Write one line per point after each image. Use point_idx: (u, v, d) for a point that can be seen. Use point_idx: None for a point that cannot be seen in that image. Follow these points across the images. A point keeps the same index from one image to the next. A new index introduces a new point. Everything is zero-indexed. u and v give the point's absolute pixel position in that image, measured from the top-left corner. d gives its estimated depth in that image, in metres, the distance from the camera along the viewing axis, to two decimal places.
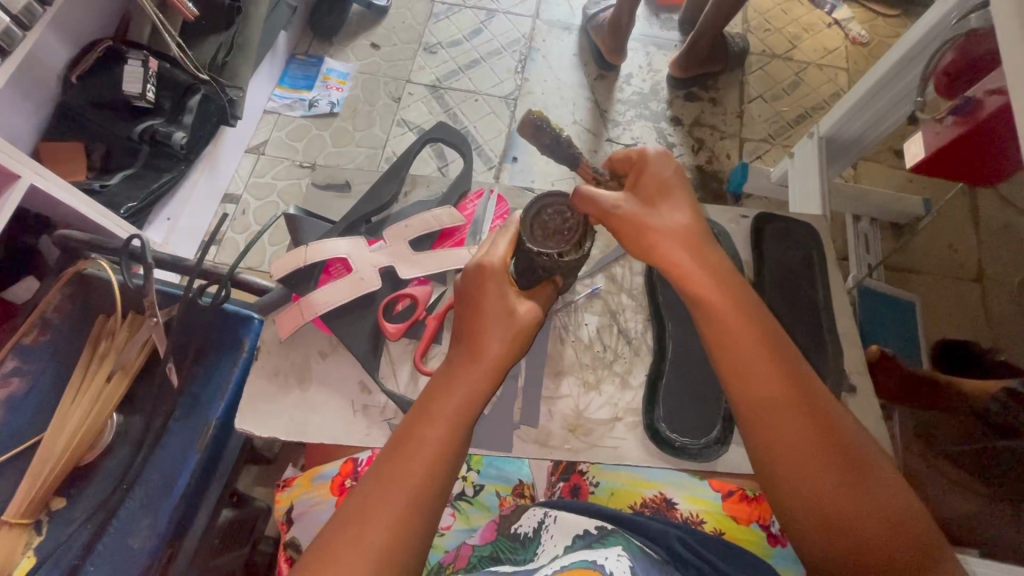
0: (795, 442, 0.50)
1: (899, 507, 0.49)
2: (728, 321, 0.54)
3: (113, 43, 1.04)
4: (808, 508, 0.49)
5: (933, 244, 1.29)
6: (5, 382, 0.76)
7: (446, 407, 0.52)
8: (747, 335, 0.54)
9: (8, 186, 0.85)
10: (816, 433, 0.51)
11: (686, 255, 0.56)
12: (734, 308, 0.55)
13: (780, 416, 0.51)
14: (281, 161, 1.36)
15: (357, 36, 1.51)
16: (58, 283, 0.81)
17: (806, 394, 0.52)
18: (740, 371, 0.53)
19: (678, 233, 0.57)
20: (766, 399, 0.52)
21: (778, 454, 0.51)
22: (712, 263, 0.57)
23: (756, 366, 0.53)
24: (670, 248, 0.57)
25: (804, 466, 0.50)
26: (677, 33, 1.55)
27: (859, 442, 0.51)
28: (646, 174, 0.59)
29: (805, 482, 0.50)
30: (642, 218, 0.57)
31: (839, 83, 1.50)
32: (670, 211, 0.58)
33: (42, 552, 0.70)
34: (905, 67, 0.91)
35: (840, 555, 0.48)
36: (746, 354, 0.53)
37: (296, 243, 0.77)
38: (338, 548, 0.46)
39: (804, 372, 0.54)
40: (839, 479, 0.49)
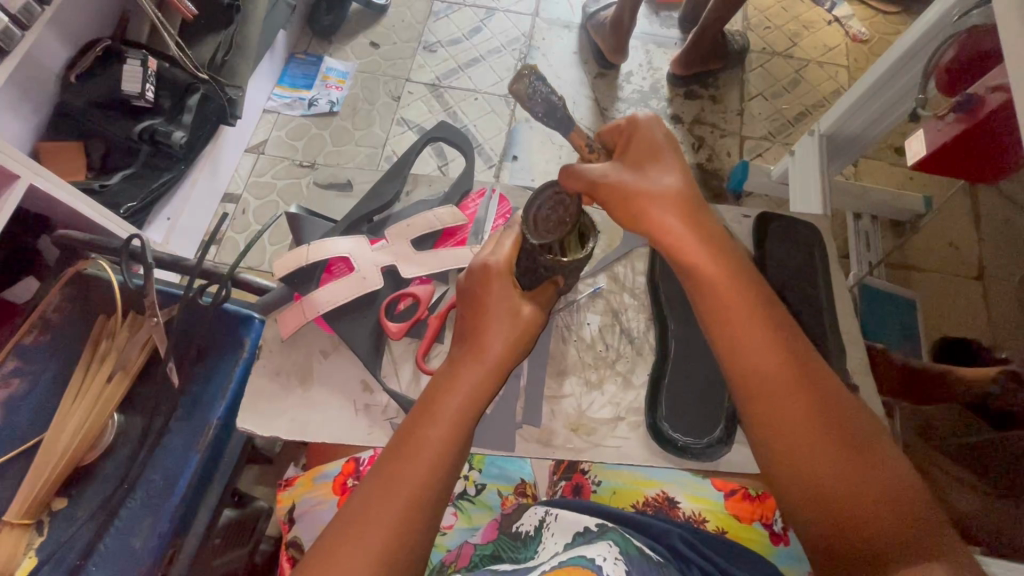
0: (788, 411, 0.51)
1: (895, 481, 0.48)
2: (723, 291, 0.54)
3: (113, 43, 1.04)
4: (796, 474, 0.49)
5: (933, 242, 1.30)
6: (5, 382, 0.76)
7: (448, 404, 0.52)
8: (741, 305, 0.54)
9: (8, 186, 0.85)
10: (810, 404, 0.51)
11: (677, 219, 0.56)
12: (730, 279, 0.55)
13: (774, 387, 0.52)
14: (281, 161, 1.36)
15: (357, 34, 1.51)
16: (58, 284, 0.81)
17: (802, 368, 0.52)
18: (733, 341, 0.54)
19: (669, 197, 0.56)
20: (760, 369, 0.52)
21: (770, 424, 0.51)
22: (708, 231, 0.56)
23: (750, 338, 0.53)
24: (660, 214, 0.56)
25: (797, 436, 0.50)
26: (677, 31, 1.54)
27: (855, 415, 0.51)
28: (635, 141, 0.58)
29: (795, 447, 0.50)
30: (632, 186, 0.56)
31: (839, 80, 1.50)
32: (663, 174, 0.57)
33: (43, 553, 0.70)
34: (907, 64, 0.90)
35: (829, 526, 0.48)
36: (740, 325, 0.54)
37: (297, 242, 0.76)
38: (339, 549, 0.46)
39: (801, 345, 0.54)
40: (829, 447, 0.49)
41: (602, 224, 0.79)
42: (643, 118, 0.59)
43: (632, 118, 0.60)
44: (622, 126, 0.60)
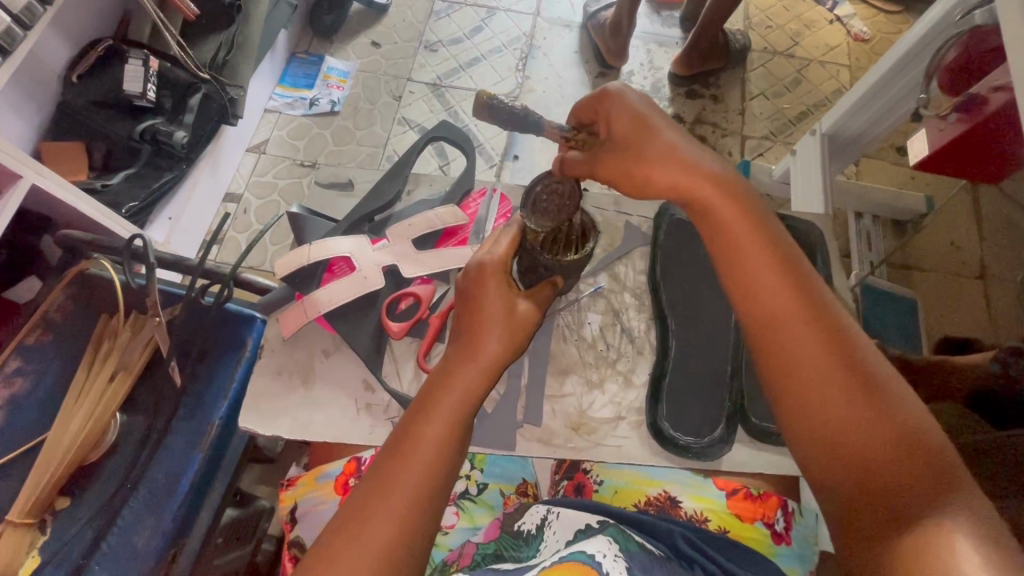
0: (804, 357, 0.50)
1: (917, 430, 0.46)
2: (737, 241, 0.55)
3: (114, 43, 1.04)
4: (803, 409, 0.49)
5: (934, 242, 1.30)
6: (7, 382, 0.76)
7: (445, 401, 0.52)
8: (755, 248, 0.54)
9: (9, 187, 0.85)
10: (829, 351, 0.50)
11: (686, 171, 0.56)
12: (744, 226, 0.55)
13: (791, 333, 0.51)
14: (282, 161, 1.36)
15: (357, 34, 1.51)
16: (60, 283, 0.81)
17: (821, 316, 0.52)
18: (745, 281, 0.54)
19: (667, 154, 0.56)
20: (775, 315, 0.52)
21: (785, 369, 0.51)
22: (721, 179, 0.56)
23: (766, 285, 0.53)
24: (659, 168, 0.56)
25: (812, 381, 0.49)
26: (678, 31, 1.54)
27: (877, 366, 0.49)
28: (615, 113, 0.59)
29: (805, 384, 0.50)
30: (638, 152, 0.57)
31: (841, 80, 1.49)
32: (662, 131, 0.57)
33: (46, 552, 0.70)
34: (910, 63, 0.90)
35: (833, 460, 0.47)
36: (754, 271, 0.54)
37: (299, 242, 0.76)
38: (340, 549, 0.46)
39: (820, 294, 0.53)
40: (839, 384, 0.49)
41: (603, 224, 0.79)
42: (614, 90, 0.60)
43: (602, 92, 0.61)
44: (595, 104, 0.62)
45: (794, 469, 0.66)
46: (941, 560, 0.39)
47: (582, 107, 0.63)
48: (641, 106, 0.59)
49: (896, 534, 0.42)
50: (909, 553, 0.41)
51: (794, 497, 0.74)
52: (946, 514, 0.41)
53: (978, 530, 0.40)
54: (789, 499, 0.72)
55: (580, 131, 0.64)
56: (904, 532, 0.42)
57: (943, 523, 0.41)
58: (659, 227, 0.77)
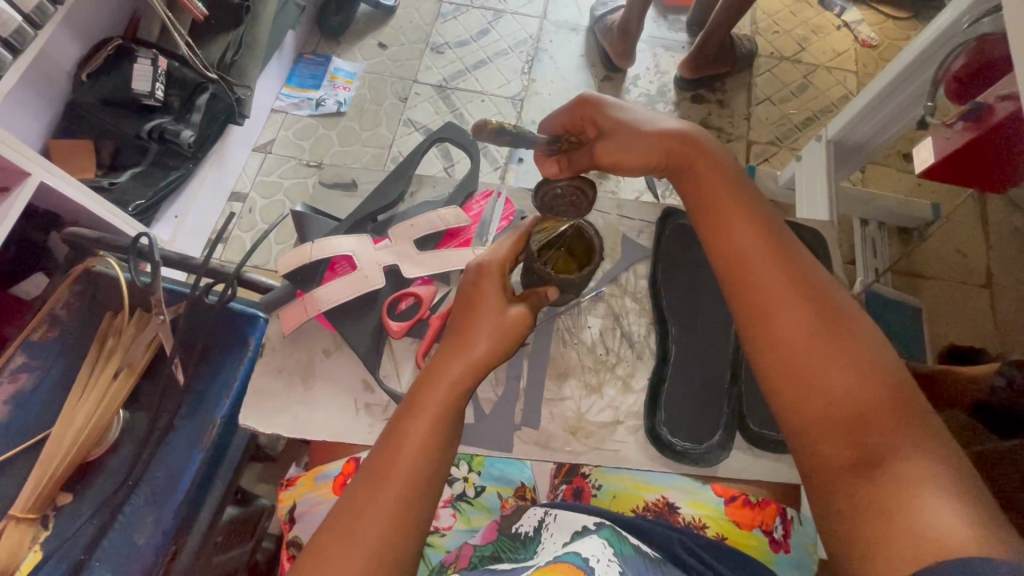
0: (782, 305, 0.51)
1: (890, 376, 0.48)
2: (715, 204, 0.58)
3: (124, 42, 1.05)
4: (778, 357, 0.50)
5: (941, 250, 1.29)
6: (12, 378, 0.77)
7: (431, 399, 0.52)
8: (741, 221, 0.56)
9: (19, 183, 0.86)
10: (806, 301, 0.51)
11: (663, 144, 0.61)
12: (722, 191, 0.58)
13: (771, 289, 0.52)
14: (288, 160, 1.37)
15: (365, 35, 1.51)
16: (67, 281, 0.82)
17: (798, 273, 0.53)
18: (729, 248, 0.56)
19: (650, 138, 0.61)
20: (750, 268, 0.54)
21: (765, 325, 0.51)
22: (695, 147, 0.60)
23: (743, 240, 0.55)
24: (643, 150, 0.61)
25: (789, 333, 0.50)
26: (685, 35, 1.54)
27: (850, 319, 0.51)
28: (600, 116, 0.62)
29: (781, 334, 0.50)
30: (629, 137, 0.61)
31: (848, 85, 1.49)
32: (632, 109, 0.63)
33: (48, 547, 0.71)
34: (918, 68, 0.90)
35: (809, 408, 0.48)
36: (732, 229, 0.56)
37: (302, 241, 0.77)
38: (331, 548, 0.46)
39: (798, 255, 0.55)
40: (814, 334, 0.50)
41: (606, 228, 0.79)
42: (593, 98, 0.63)
43: (581, 101, 0.64)
44: (577, 111, 0.64)
45: (791, 475, 0.66)
46: (917, 507, 0.41)
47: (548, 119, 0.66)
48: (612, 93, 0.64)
49: (872, 478, 0.44)
50: (885, 504, 0.42)
51: (793, 504, 0.73)
52: (922, 460, 0.43)
53: (948, 479, 0.42)
54: (789, 507, 0.72)
55: (568, 139, 0.65)
56: (881, 480, 0.43)
57: (917, 464, 0.43)
58: (662, 232, 0.77)
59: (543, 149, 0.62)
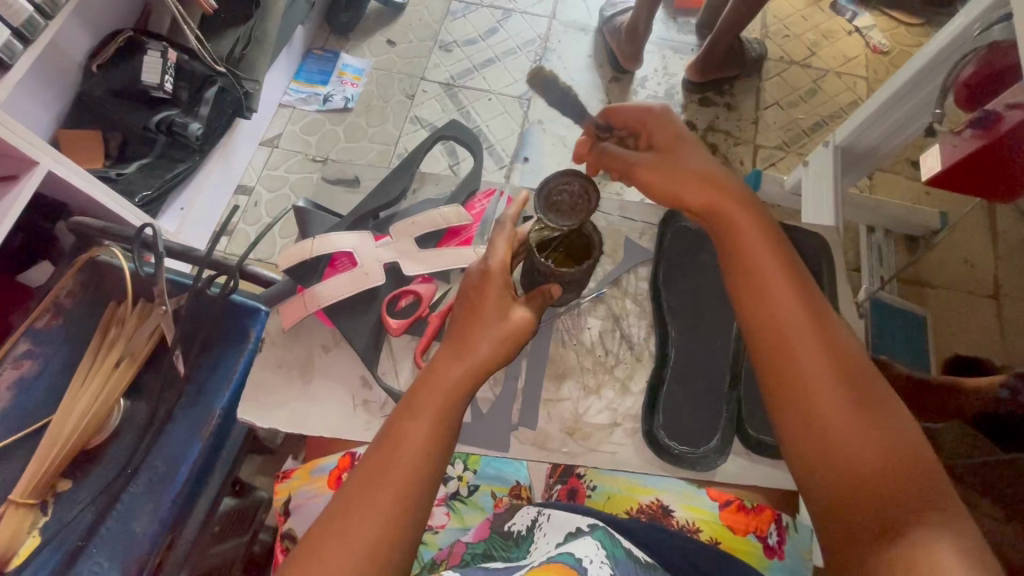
0: (805, 357, 0.52)
1: (909, 445, 0.47)
2: (744, 249, 0.57)
3: (135, 35, 1.06)
4: (799, 414, 0.50)
5: (949, 259, 1.28)
6: (16, 364, 0.78)
7: (431, 399, 0.52)
8: (772, 271, 0.56)
9: (27, 171, 0.87)
10: (828, 354, 0.51)
11: (699, 179, 0.60)
12: (752, 236, 0.58)
13: (796, 344, 0.52)
14: (295, 155, 1.37)
15: (374, 32, 1.52)
16: (72, 269, 0.82)
17: (825, 331, 0.53)
18: (758, 297, 0.55)
19: (687, 172, 0.60)
20: (779, 319, 0.54)
21: (788, 380, 0.51)
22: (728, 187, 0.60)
23: (772, 291, 0.55)
24: (681, 182, 0.60)
25: (811, 388, 0.50)
26: (694, 37, 1.53)
27: (877, 383, 0.51)
28: (657, 132, 0.64)
29: (804, 390, 0.50)
30: (666, 166, 0.61)
31: (858, 91, 1.48)
32: (676, 139, 0.63)
33: (47, 533, 0.72)
34: (926, 76, 0.89)
35: (827, 469, 0.48)
36: (761, 275, 0.56)
37: (304, 236, 0.77)
38: (326, 541, 0.46)
39: (826, 313, 0.55)
40: (837, 394, 0.49)
41: (608, 231, 0.79)
42: (659, 110, 0.65)
43: (648, 111, 0.65)
44: (640, 111, 0.65)
45: (788, 482, 0.66)
46: None
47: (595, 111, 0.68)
48: (663, 115, 0.65)
49: (886, 547, 0.43)
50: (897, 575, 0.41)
51: (789, 511, 0.73)
52: (939, 533, 0.42)
53: (966, 557, 0.41)
54: (783, 513, 0.72)
55: (615, 135, 0.68)
56: (896, 550, 0.42)
57: (935, 538, 0.42)
58: (664, 235, 0.77)
59: (590, 127, 0.68)
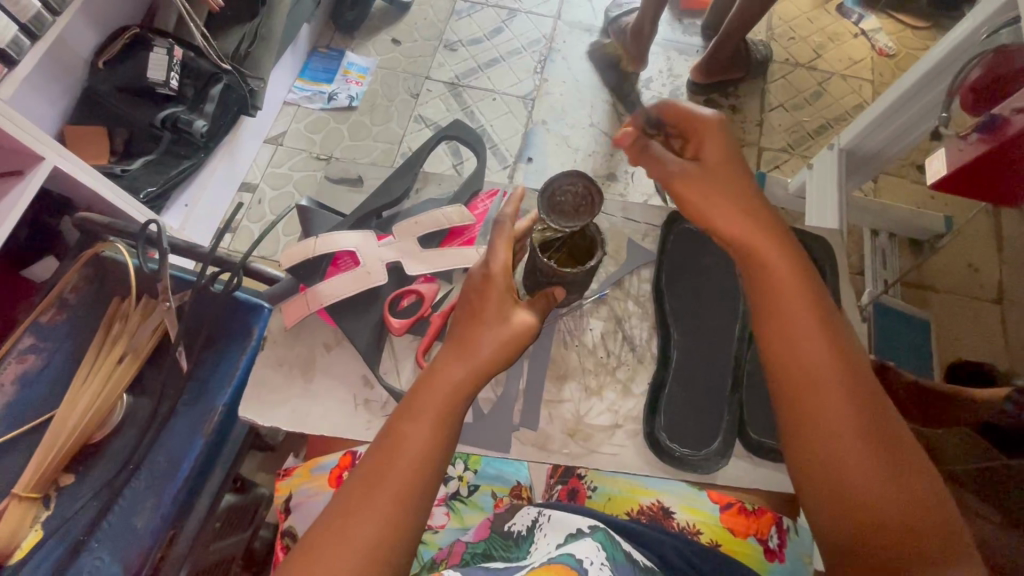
0: (828, 396, 0.51)
1: (923, 492, 0.48)
2: (772, 278, 0.55)
3: (141, 31, 1.07)
4: (816, 456, 0.50)
5: (952, 264, 1.28)
6: (20, 358, 0.78)
7: (431, 401, 0.52)
8: (799, 303, 0.54)
9: (32, 167, 0.88)
10: (853, 395, 0.50)
11: (736, 206, 0.57)
12: (780, 264, 0.55)
13: (820, 382, 0.51)
14: (299, 153, 1.38)
15: (379, 30, 1.52)
16: (76, 264, 0.82)
17: (850, 368, 0.52)
18: (783, 330, 0.53)
19: (719, 191, 0.57)
20: (803, 355, 0.52)
21: (808, 420, 0.51)
22: (762, 218, 0.57)
23: (798, 325, 0.53)
24: (712, 202, 0.57)
25: (831, 430, 0.50)
26: (700, 39, 1.53)
27: (897, 426, 0.50)
28: (707, 145, 0.60)
29: (823, 432, 0.50)
30: (701, 182, 0.58)
31: (863, 94, 1.47)
32: (718, 153, 0.59)
33: (49, 527, 0.72)
34: (932, 80, 0.89)
35: (839, 513, 0.48)
36: (787, 307, 0.54)
37: (307, 234, 0.77)
38: (326, 538, 0.46)
39: (852, 349, 0.53)
40: (857, 438, 0.49)
41: (611, 232, 0.79)
42: (714, 122, 0.61)
43: (703, 120, 0.61)
44: (694, 125, 0.61)
45: (788, 486, 0.66)
46: None
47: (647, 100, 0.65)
48: (714, 124, 0.61)
49: None
50: None
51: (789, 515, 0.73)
52: None
53: None
54: (783, 516, 0.72)
55: (662, 134, 0.65)
56: None
57: None
58: (667, 236, 0.77)
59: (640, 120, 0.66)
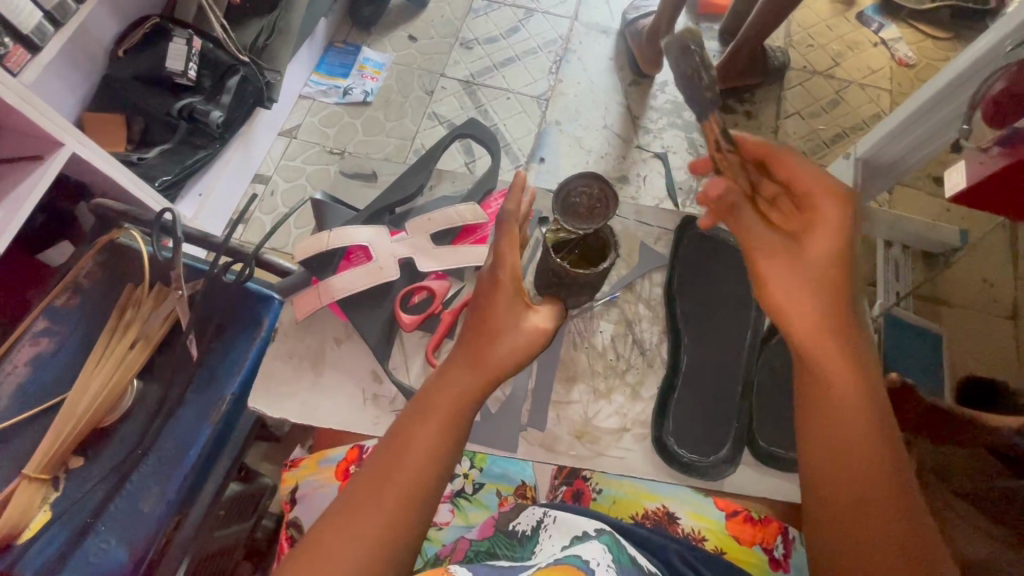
0: (862, 479, 0.50)
1: None
2: (823, 354, 0.54)
3: (161, 22, 1.07)
4: (838, 533, 0.49)
5: (967, 277, 1.26)
6: (33, 341, 0.79)
7: (441, 405, 0.52)
8: (847, 382, 0.53)
9: (51, 152, 0.89)
10: (888, 483, 0.50)
11: (816, 298, 0.54)
12: (834, 343, 0.54)
13: (855, 464, 0.50)
14: (312, 146, 1.38)
15: (396, 26, 1.52)
16: (91, 249, 0.83)
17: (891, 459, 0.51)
18: (826, 404, 0.52)
19: (793, 267, 0.55)
20: (842, 433, 0.51)
21: (835, 498, 0.50)
22: (833, 299, 0.55)
23: (844, 404, 0.52)
24: (779, 274, 0.55)
25: (859, 513, 0.49)
26: (717, 43, 1.52)
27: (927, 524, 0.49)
28: (811, 228, 0.56)
29: (850, 512, 0.49)
30: (782, 258, 0.56)
31: (881, 104, 1.46)
32: (824, 243, 0.55)
33: (57, 508, 0.73)
34: (953, 92, 0.88)
35: None
36: (834, 383, 0.53)
37: (320, 228, 0.78)
38: (330, 532, 0.47)
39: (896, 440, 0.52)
40: (884, 526, 0.48)
41: (624, 235, 0.78)
42: (827, 206, 0.56)
43: (817, 204, 0.57)
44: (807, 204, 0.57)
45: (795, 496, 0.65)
46: None
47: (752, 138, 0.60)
48: (832, 202, 0.55)
49: None
50: None
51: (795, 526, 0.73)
52: None
53: None
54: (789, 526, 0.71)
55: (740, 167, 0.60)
56: None
57: None
58: (680, 240, 0.77)
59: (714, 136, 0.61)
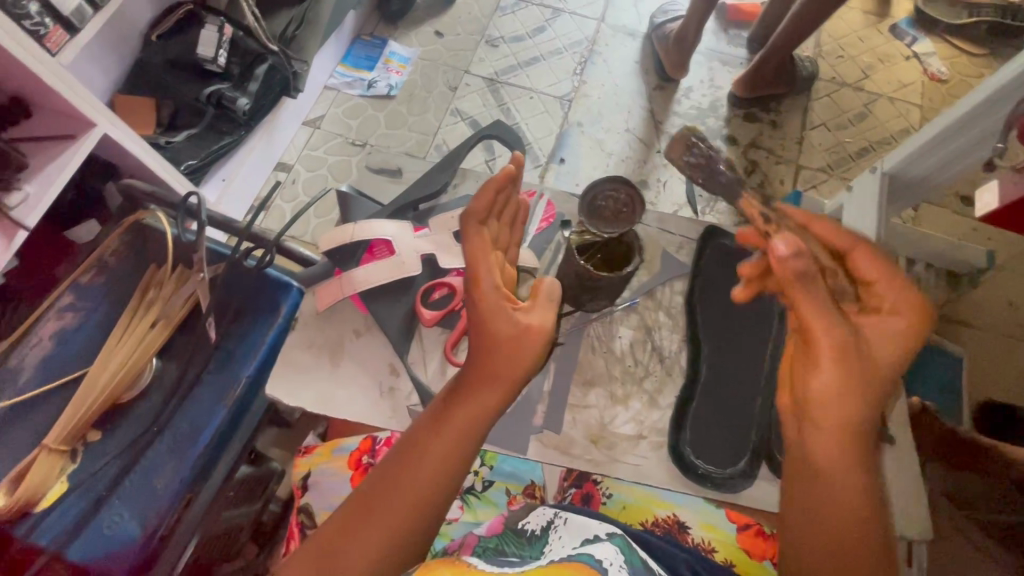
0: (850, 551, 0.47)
1: None
2: (827, 421, 0.49)
3: (195, 8, 1.09)
4: None
5: (993, 299, 1.24)
6: (58, 315, 0.81)
7: (455, 415, 0.51)
8: (849, 454, 0.49)
9: (84, 132, 0.91)
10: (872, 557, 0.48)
11: (849, 379, 0.49)
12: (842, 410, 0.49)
13: (843, 534, 0.48)
14: (336, 137, 1.40)
15: (423, 22, 1.53)
16: (118, 229, 0.84)
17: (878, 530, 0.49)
18: (823, 472, 0.49)
19: (850, 360, 0.50)
20: (836, 503, 0.48)
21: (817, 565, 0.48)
22: (859, 374, 0.50)
23: (841, 474, 0.49)
24: (832, 360, 0.49)
25: None
26: (745, 51, 1.51)
27: None
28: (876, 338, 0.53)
29: None
30: (851, 354, 0.50)
31: (911, 119, 1.43)
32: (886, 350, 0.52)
33: (75, 479, 0.74)
34: (988, 109, 0.86)
35: None
36: (833, 453, 0.49)
37: (344, 219, 0.78)
38: (347, 529, 0.48)
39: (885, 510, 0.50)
40: None
41: (648, 241, 0.78)
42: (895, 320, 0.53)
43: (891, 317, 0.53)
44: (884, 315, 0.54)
45: None
46: None
47: (827, 229, 0.58)
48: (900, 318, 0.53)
49: None
50: None
51: None
52: None
53: None
54: None
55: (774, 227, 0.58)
56: None
57: None
58: (703, 249, 0.76)
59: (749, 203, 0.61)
